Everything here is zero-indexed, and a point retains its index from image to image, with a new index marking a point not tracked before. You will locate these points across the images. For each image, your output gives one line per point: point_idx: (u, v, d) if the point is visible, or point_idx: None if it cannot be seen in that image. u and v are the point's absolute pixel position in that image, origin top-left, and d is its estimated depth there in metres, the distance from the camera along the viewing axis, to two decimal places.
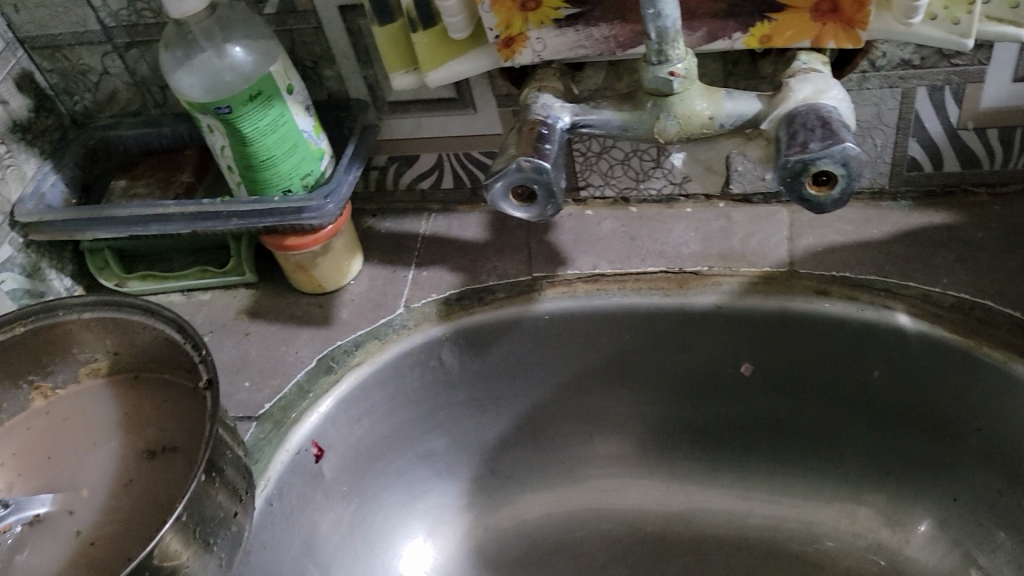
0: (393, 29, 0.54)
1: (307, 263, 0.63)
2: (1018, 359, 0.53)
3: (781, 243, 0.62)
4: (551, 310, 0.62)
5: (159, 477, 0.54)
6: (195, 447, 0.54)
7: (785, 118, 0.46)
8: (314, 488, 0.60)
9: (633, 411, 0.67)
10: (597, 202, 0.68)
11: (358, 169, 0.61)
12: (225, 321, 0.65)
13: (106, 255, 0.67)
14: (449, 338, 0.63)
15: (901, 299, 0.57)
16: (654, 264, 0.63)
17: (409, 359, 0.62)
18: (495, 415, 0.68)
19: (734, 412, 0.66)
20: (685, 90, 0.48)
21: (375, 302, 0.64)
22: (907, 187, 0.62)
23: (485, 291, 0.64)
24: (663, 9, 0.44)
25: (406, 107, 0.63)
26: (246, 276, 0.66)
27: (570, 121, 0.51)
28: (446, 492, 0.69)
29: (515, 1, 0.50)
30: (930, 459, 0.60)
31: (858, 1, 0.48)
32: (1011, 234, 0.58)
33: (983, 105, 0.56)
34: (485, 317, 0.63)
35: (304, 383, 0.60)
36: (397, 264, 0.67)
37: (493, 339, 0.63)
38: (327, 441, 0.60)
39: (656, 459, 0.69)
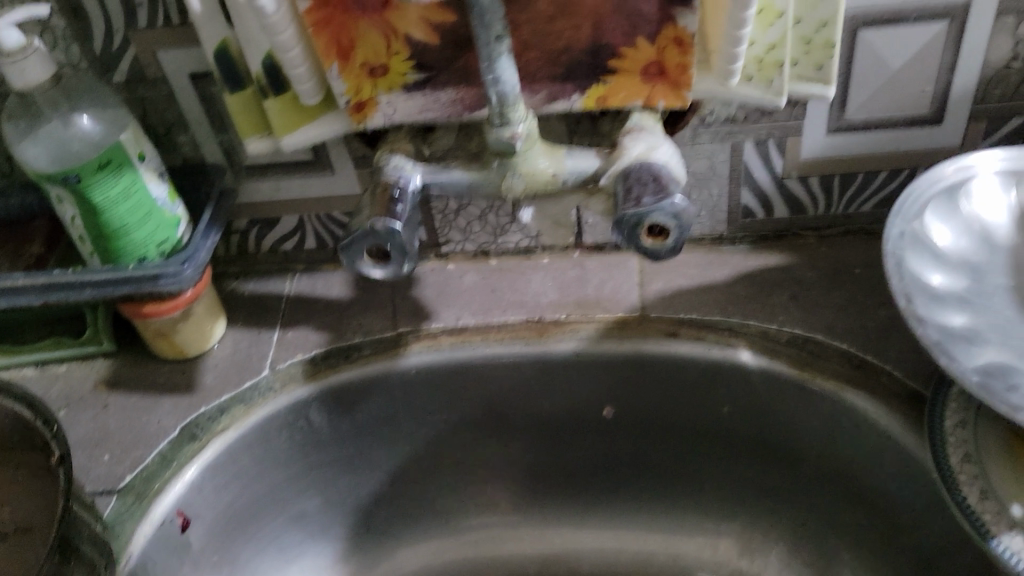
0: (244, 96, 0.55)
1: (167, 330, 0.62)
2: (848, 388, 0.57)
3: (632, 289, 0.65)
4: (417, 364, 0.63)
5: (14, 559, 0.54)
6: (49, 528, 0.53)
7: (621, 175, 0.50)
8: (181, 560, 0.58)
9: (503, 460, 0.69)
10: (459, 256, 0.69)
11: (216, 234, 0.61)
12: (82, 393, 0.64)
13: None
14: (316, 398, 0.63)
15: (742, 337, 0.61)
16: (515, 314, 0.65)
17: (276, 422, 0.62)
18: (369, 472, 0.68)
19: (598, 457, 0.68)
20: (528, 149, 0.51)
21: (239, 365, 0.64)
22: (744, 233, 0.66)
23: (350, 348, 0.64)
24: (501, 75, 0.47)
25: (264, 171, 0.63)
26: (104, 346, 0.65)
27: (422, 182, 0.53)
28: (320, 553, 0.69)
29: (363, 68, 0.52)
30: (779, 487, 0.64)
31: (682, 66, 0.51)
32: (836, 272, 0.64)
33: (803, 155, 0.61)
34: (350, 375, 0.63)
35: (166, 452, 0.59)
36: (261, 326, 0.67)
37: (361, 397, 0.64)
38: (193, 510, 0.59)
39: (527, 505, 0.71)
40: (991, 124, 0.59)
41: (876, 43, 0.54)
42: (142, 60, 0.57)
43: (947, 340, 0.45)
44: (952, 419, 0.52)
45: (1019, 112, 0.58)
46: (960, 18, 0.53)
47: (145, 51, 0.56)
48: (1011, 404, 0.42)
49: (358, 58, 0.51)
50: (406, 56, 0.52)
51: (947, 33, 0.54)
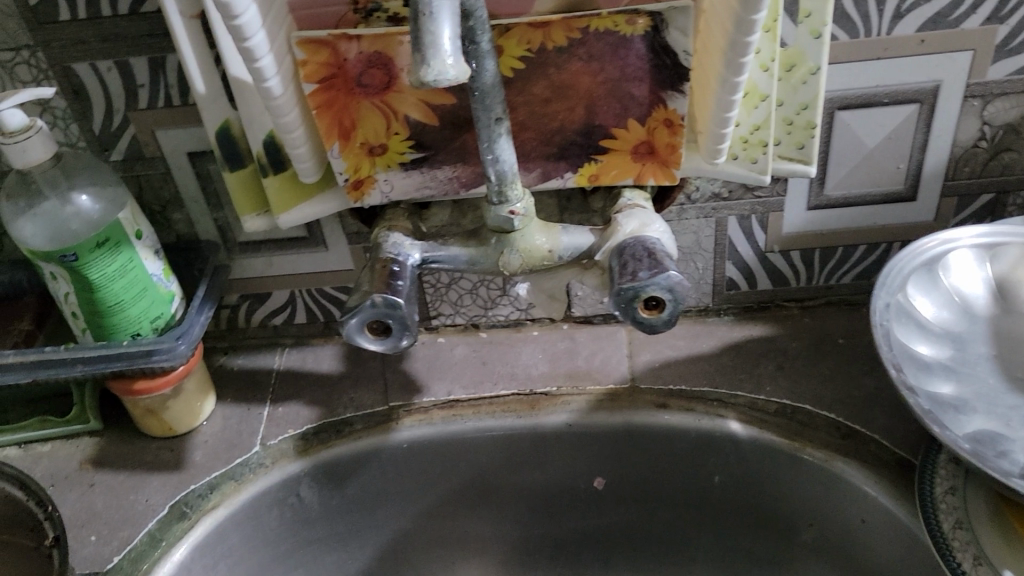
0: (243, 175, 0.56)
1: (157, 407, 0.62)
2: (837, 457, 0.58)
3: (622, 361, 0.66)
4: (409, 438, 0.63)
5: None
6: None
7: (615, 250, 0.51)
8: None
9: (494, 533, 0.69)
10: (448, 329, 0.70)
11: (209, 309, 0.61)
12: (68, 472, 0.63)
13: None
14: (307, 473, 0.62)
15: (732, 407, 0.62)
16: (506, 387, 0.66)
17: (266, 499, 0.62)
18: (357, 549, 0.67)
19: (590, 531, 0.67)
20: (525, 227, 0.52)
21: (229, 442, 0.64)
22: (729, 304, 0.68)
23: (342, 423, 0.64)
24: (501, 154, 0.49)
25: (257, 247, 0.64)
26: (90, 424, 0.64)
27: (420, 258, 0.54)
28: None
29: (362, 147, 0.53)
30: (772, 558, 0.64)
31: (671, 145, 0.53)
32: (819, 342, 0.65)
33: (785, 230, 0.63)
34: (343, 451, 0.63)
35: (155, 531, 0.58)
36: (251, 401, 0.66)
37: (352, 472, 0.64)
38: None
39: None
40: (962, 201, 0.61)
41: (852, 123, 0.57)
42: (141, 139, 0.58)
43: (937, 408, 0.46)
44: (941, 486, 0.53)
45: (987, 189, 0.61)
46: (930, 101, 0.56)
47: (144, 130, 0.57)
48: (1003, 470, 0.43)
49: (358, 138, 0.53)
50: (405, 136, 0.53)
51: (918, 115, 0.57)
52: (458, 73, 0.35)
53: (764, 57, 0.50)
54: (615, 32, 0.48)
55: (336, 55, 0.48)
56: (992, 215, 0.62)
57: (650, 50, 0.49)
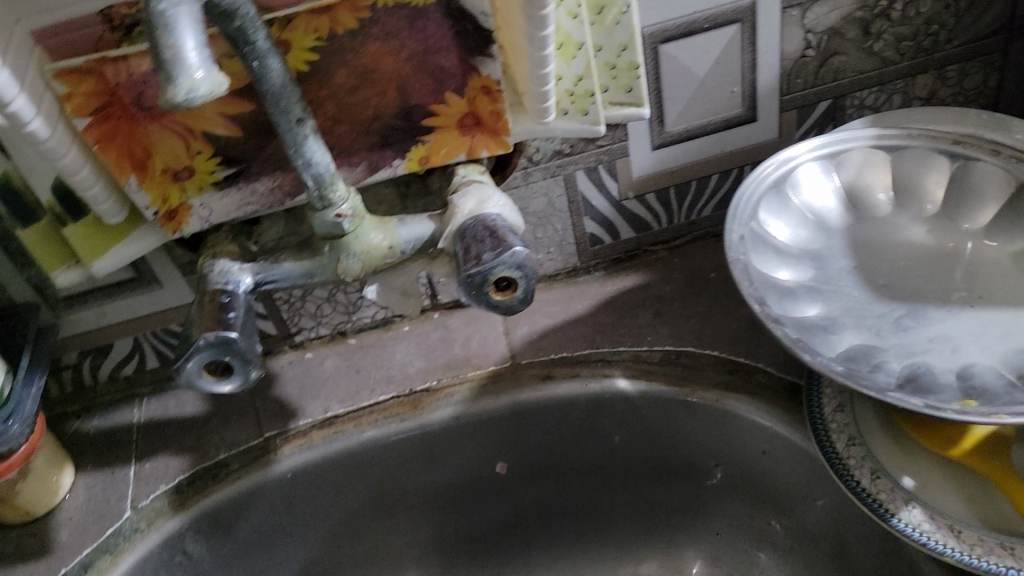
0: (40, 229, 0.51)
1: (7, 494, 0.56)
2: (728, 395, 0.57)
3: (499, 339, 0.64)
4: (291, 467, 0.60)
5: None
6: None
7: (457, 235, 0.48)
8: None
9: (405, 542, 0.66)
10: (315, 342, 0.66)
11: (40, 378, 0.55)
12: None
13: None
14: (190, 527, 0.58)
15: (616, 365, 0.60)
16: (385, 391, 0.62)
17: (149, 563, 0.57)
18: None
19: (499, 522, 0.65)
20: (357, 227, 0.48)
21: (97, 513, 0.58)
22: (597, 260, 0.66)
23: (217, 467, 0.60)
24: (312, 157, 0.45)
25: (83, 299, 0.59)
26: None
27: (253, 282, 0.49)
28: None
29: (165, 174, 0.49)
30: (685, 503, 0.64)
31: (495, 112, 0.51)
32: (692, 281, 0.64)
33: (636, 174, 0.61)
34: (223, 496, 0.59)
35: None
36: (114, 464, 0.61)
37: (237, 515, 0.60)
38: None
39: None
40: (802, 113, 0.60)
41: (677, 55, 0.55)
42: None
43: (806, 334, 0.45)
44: (830, 405, 0.52)
45: (824, 97, 0.60)
46: (749, 19, 0.54)
47: None
48: (878, 385, 0.42)
49: (157, 165, 0.48)
50: (210, 154, 0.49)
51: (741, 34, 0.55)
52: (211, 87, 0.31)
53: (570, 4, 0.46)
54: (406, 4, 0.45)
55: (104, 82, 0.43)
56: (833, 121, 0.62)
57: (447, 17, 0.46)
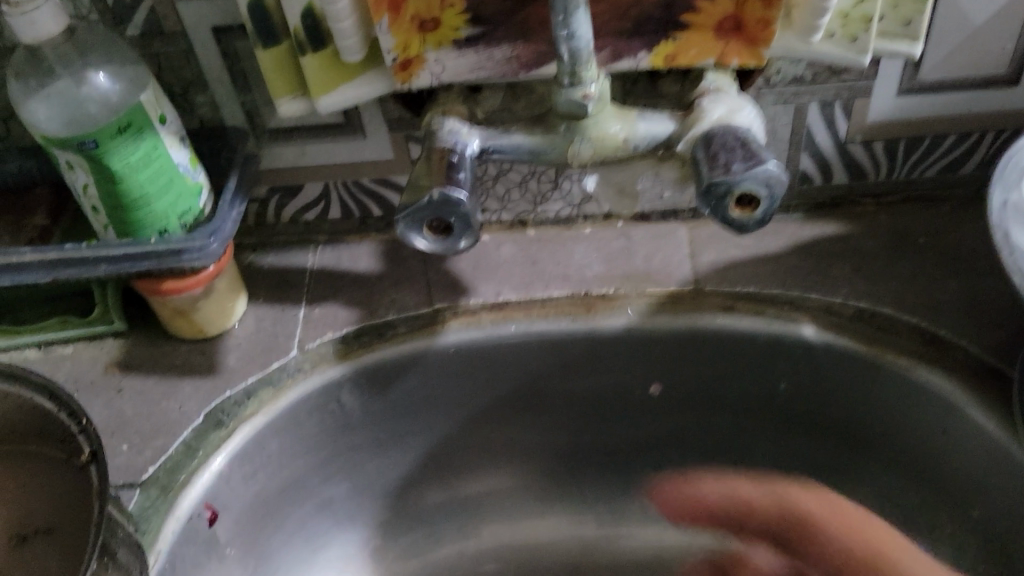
0: (278, 53, 0.50)
1: (187, 308, 0.57)
2: (920, 365, 0.54)
3: (683, 261, 0.62)
4: (455, 342, 0.59)
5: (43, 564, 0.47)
6: (76, 532, 0.47)
7: (701, 139, 0.45)
8: (208, 553, 0.55)
9: (540, 440, 0.67)
10: (494, 225, 0.65)
11: (241, 204, 0.56)
12: (93, 377, 0.59)
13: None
14: (350, 378, 0.59)
15: (804, 311, 0.57)
16: (560, 288, 0.61)
17: (307, 404, 0.58)
18: (399, 455, 0.65)
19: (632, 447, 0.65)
20: (599, 111, 0.46)
21: (264, 346, 0.59)
22: (800, 200, 0.63)
23: (385, 326, 0.60)
24: (576, 30, 0.42)
25: (289, 135, 0.59)
26: (114, 325, 0.60)
27: (480, 147, 0.48)
28: (349, 540, 0.66)
29: (413, 22, 0.47)
30: (833, 465, 0.62)
31: (764, 21, 0.47)
32: (898, 242, 0.60)
33: (870, 118, 0.57)
34: (385, 356, 0.59)
35: (192, 440, 0.55)
36: (285, 302, 0.62)
37: (394, 377, 0.60)
38: (220, 501, 0.55)
39: (561, 483, 0.69)
40: None
41: None
42: (160, 12, 0.52)
43: None
44: None
45: None
46: None
47: (163, 1, 0.51)
48: None
49: (409, 11, 0.47)
50: (460, 9, 0.47)
51: None
52: None
53: None
54: None
55: None
56: None
57: None
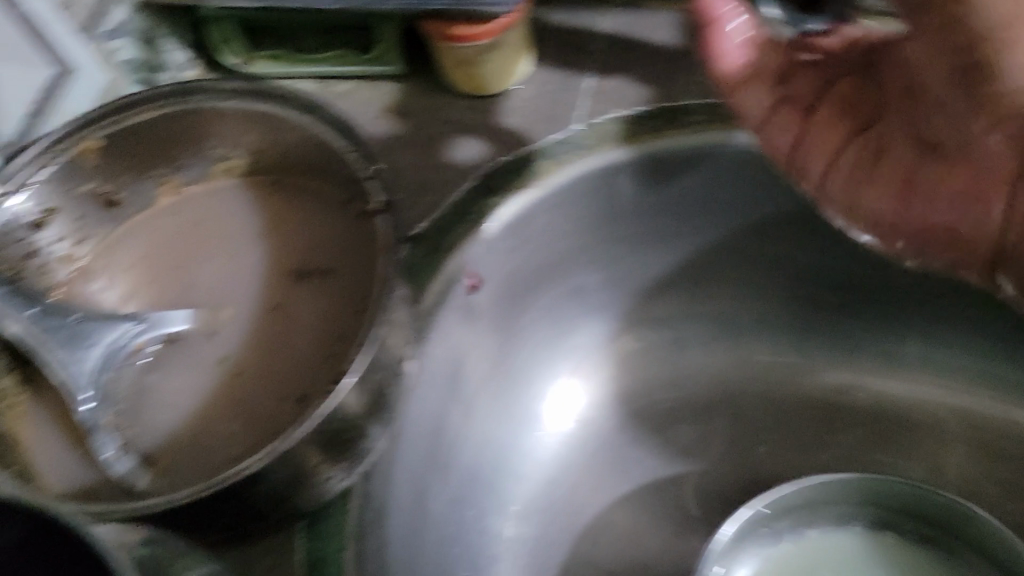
0: None
1: (473, 60, 0.53)
2: None
3: None
4: (758, 141, 0.52)
5: (319, 301, 0.46)
6: (356, 279, 0.46)
7: None
8: (466, 321, 0.52)
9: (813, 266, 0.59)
10: None
11: None
12: (368, 119, 0.56)
13: (218, 33, 0.56)
14: (633, 163, 0.53)
15: None
16: None
17: (583, 185, 0.53)
18: (663, 252, 0.60)
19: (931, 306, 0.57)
20: None
21: (547, 113, 0.55)
22: None
23: (680, 110, 0.53)
24: None
25: None
26: (394, 67, 0.57)
27: None
28: (593, 330, 0.63)
29: None
30: None
31: None
32: None
33: None
34: (676, 145, 0.53)
35: (462, 203, 0.51)
36: (574, 68, 0.57)
37: (681, 169, 0.54)
38: (483, 271, 0.52)
39: (818, 312, 0.62)
40: None
41: None
42: None
43: None
44: None
45: None
46: None
47: None
48: None
49: None
50: None
51: None
52: None
53: None
54: None
55: None
56: None
57: None
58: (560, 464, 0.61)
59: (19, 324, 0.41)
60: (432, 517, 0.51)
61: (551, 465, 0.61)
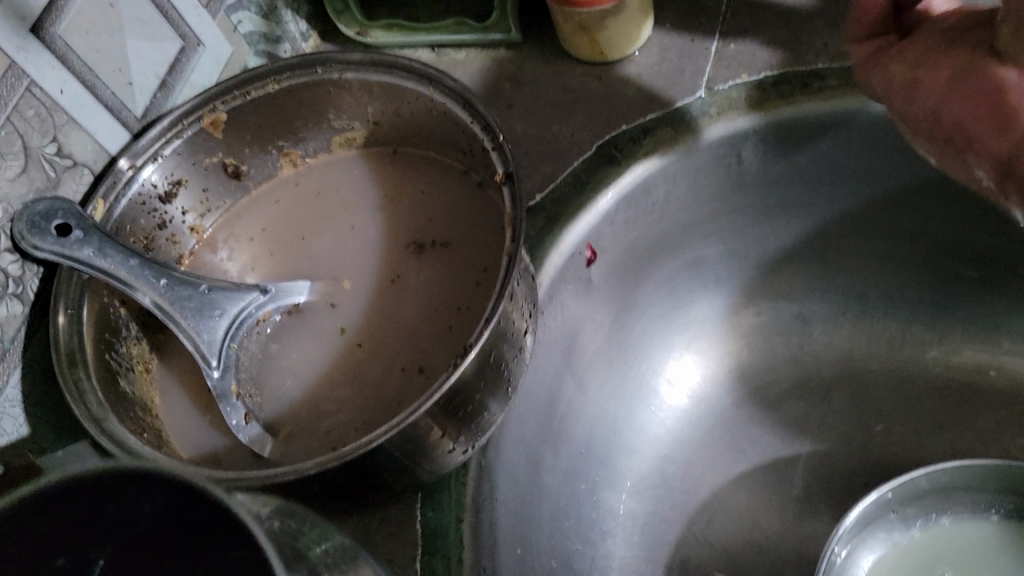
0: None
1: (592, 25, 0.51)
2: None
3: None
4: None
5: (438, 273, 0.46)
6: (478, 252, 0.46)
7: None
8: (582, 292, 0.52)
9: (946, 242, 0.55)
10: None
11: None
12: (484, 89, 0.56)
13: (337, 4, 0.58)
14: (759, 131, 0.51)
15: None
16: None
17: (705, 155, 0.51)
18: (784, 224, 0.57)
19: None
20: None
21: (668, 80, 0.53)
22: None
23: (812, 75, 0.50)
24: None
25: None
26: (510, 35, 0.56)
27: None
28: (709, 303, 0.61)
29: None
30: None
31: None
32: None
33: None
34: (808, 111, 0.50)
35: (580, 172, 0.51)
36: (696, 31, 0.55)
37: (811, 136, 0.51)
38: (601, 243, 0.51)
39: (948, 291, 0.58)
40: None
41: None
42: None
43: None
44: None
45: None
46: None
47: None
48: None
49: None
50: None
51: None
52: None
53: None
54: None
55: None
56: None
57: None
58: (675, 440, 0.60)
59: (150, 295, 0.41)
60: (547, 489, 0.50)
61: (666, 440, 0.60)
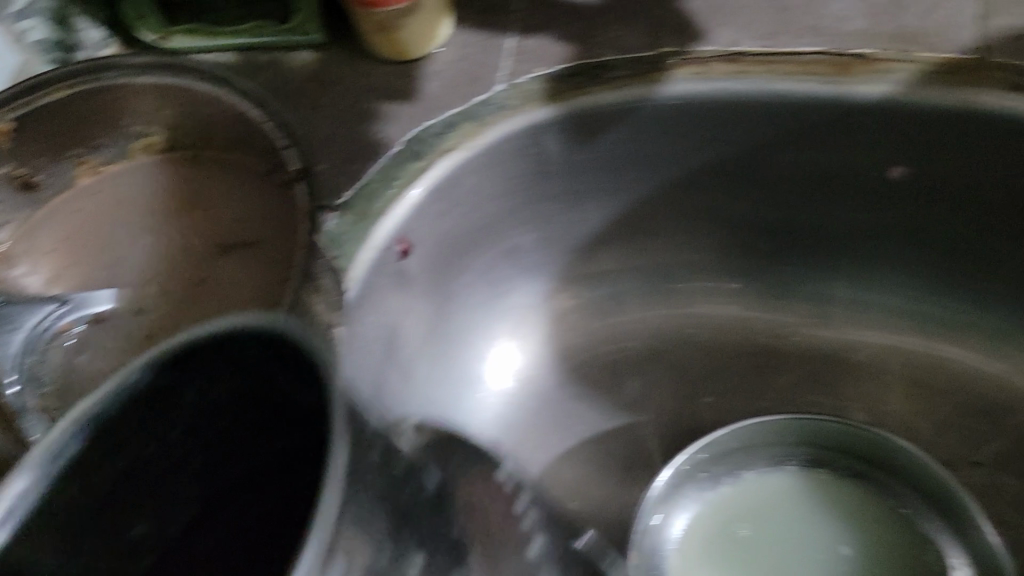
0: None
1: (391, 24, 0.53)
2: None
3: (968, 23, 0.51)
4: (680, 95, 0.52)
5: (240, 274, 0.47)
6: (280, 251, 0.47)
7: None
8: (400, 284, 0.52)
9: (738, 214, 0.60)
10: None
11: None
12: (291, 91, 0.56)
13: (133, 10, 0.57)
14: (558, 121, 0.53)
15: None
16: (810, 44, 0.51)
17: (508, 147, 0.53)
18: (593, 208, 0.60)
19: (836, 247, 0.60)
20: None
21: (469, 76, 0.55)
22: None
23: (602, 67, 0.53)
24: None
25: None
26: (311, 37, 0.57)
27: None
28: (528, 290, 0.64)
29: None
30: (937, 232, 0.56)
31: None
32: None
33: None
34: (600, 101, 0.53)
35: (388, 169, 0.51)
36: (496, 30, 0.57)
37: (607, 124, 0.54)
38: (414, 236, 0.52)
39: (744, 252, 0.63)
40: None
41: None
42: None
43: None
44: None
45: None
46: None
47: None
48: None
49: None
50: None
51: None
52: None
53: None
54: None
55: None
56: None
57: None
58: (502, 422, 0.62)
59: None
60: None
61: (494, 423, 0.62)
